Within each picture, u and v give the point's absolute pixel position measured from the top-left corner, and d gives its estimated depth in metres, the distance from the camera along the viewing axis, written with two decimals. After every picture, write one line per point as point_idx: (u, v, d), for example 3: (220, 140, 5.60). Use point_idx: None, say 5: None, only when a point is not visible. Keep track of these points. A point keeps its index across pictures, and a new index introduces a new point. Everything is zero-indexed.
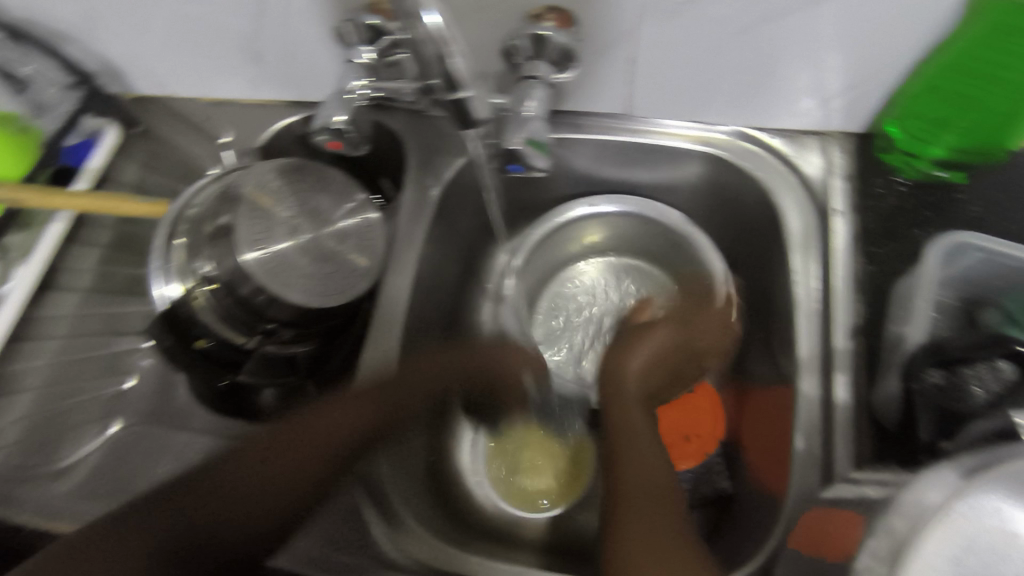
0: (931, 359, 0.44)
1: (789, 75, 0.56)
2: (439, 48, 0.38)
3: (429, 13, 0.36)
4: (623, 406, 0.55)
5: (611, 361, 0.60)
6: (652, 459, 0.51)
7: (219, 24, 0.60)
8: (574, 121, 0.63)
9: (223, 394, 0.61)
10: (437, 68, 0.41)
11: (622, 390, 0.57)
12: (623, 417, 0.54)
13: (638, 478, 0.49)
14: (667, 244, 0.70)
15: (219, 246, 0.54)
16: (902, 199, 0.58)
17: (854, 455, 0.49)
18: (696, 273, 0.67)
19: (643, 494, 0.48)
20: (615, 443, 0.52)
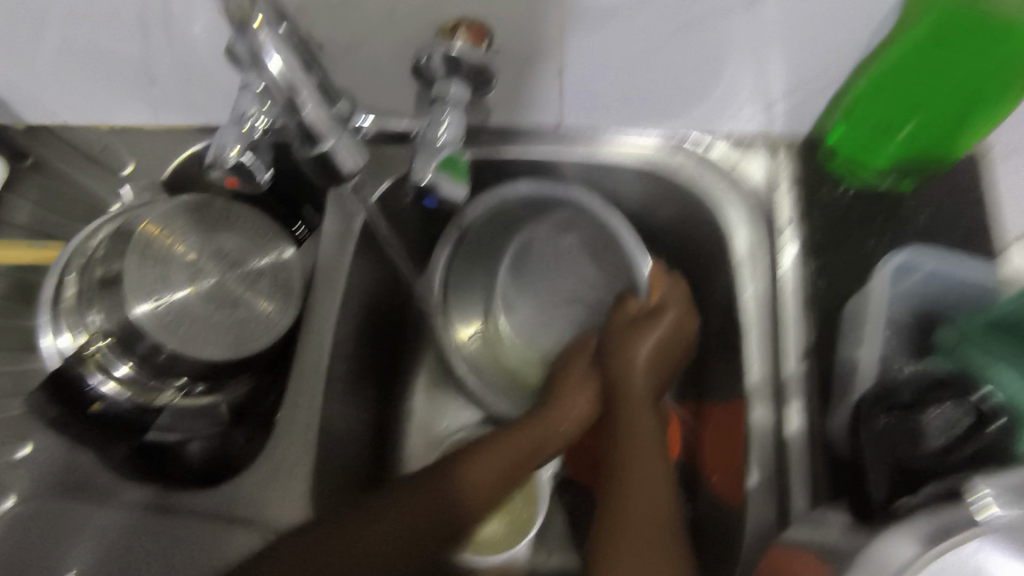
0: (881, 404, 0.42)
1: (732, 77, 0.52)
2: (288, 95, 0.37)
3: (270, 57, 0.35)
4: (636, 411, 0.53)
5: (615, 361, 0.56)
6: (654, 472, 0.50)
7: (103, 44, 0.54)
8: (502, 137, 0.58)
9: (139, 452, 0.55)
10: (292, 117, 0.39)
11: (638, 393, 0.54)
12: (635, 428, 0.53)
13: (642, 496, 0.49)
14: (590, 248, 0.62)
15: (109, 297, 0.49)
16: (848, 211, 0.55)
17: (811, 494, 0.47)
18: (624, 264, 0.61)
19: (640, 518, 0.47)
20: (627, 450, 0.52)
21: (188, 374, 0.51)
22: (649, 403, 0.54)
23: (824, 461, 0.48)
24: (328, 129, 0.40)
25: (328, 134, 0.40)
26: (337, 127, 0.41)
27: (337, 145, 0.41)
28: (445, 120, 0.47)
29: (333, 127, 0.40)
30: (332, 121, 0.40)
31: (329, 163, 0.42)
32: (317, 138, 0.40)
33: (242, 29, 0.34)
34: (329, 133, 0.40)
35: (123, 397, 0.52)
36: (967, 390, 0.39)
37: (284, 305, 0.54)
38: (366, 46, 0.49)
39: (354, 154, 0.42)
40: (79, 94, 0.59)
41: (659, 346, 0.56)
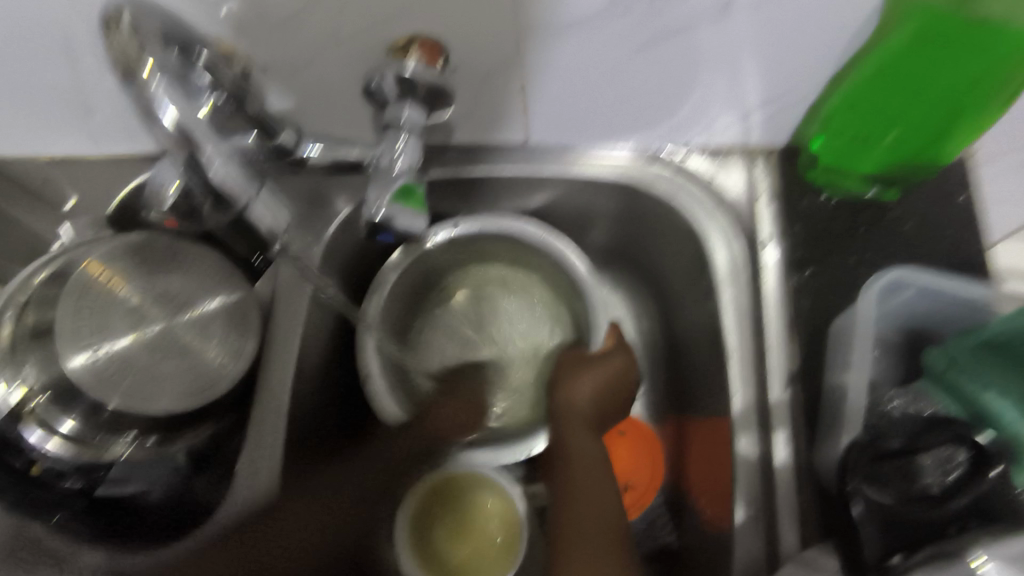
0: (868, 454, 0.41)
1: (704, 89, 0.49)
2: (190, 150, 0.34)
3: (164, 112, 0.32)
4: (583, 439, 0.52)
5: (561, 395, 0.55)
6: (601, 487, 0.49)
7: (26, 77, 0.49)
8: (464, 153, 0.55)
9: (87, 508, 0.51)
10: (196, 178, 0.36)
11: (584, 421, 0.53)
12: (580, 447, 0.52)
13: (593, 513, 0.47)
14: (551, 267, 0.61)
15: (42, 348, 0.45)
16: (830, 223, 0.53)
17: (800, 529, 0.44)
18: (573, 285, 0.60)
19: (596, 530, 0.46)
20: (580, 471, 0.50)
21: (137, 429, 0.47)
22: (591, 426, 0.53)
23: (812, 491, 0.45)
24: (238, 191, 0.38)
25: (240, 198, 0.39)
26: (252, 186, 0.40)
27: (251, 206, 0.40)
28: (399, 149, 0.43)
29: (243, 188, 0.38)
30: (246, 182, 0.39)
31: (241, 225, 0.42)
32: (228, 202, 0.38)
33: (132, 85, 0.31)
34: (240, 196, 0.38)
35: (67, 454, 0.47)
36: (971, 440, 0.41)
37: (236, 354, 0.50)
38: (314, 67, 0.45)
39: (277, 214, 0.44)
40: (11, 125, 0.54)
41: (608, 378, 0.55)
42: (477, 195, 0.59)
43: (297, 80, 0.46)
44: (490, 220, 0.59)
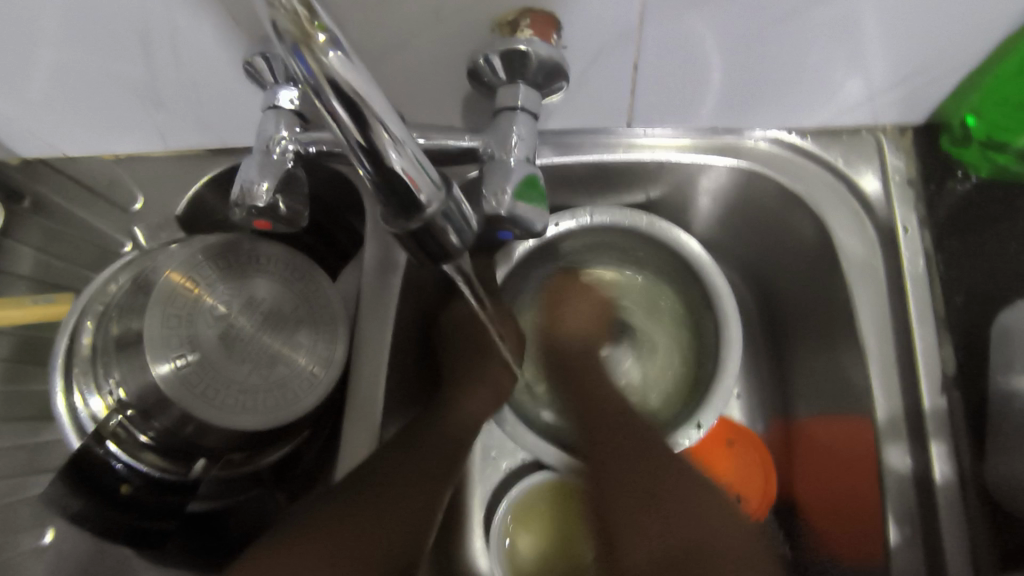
0: None
1: (845, 62, 0.43)
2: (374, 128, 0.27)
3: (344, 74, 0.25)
4: (616, 411, 0.50)
5: (558, 342, 0.52)
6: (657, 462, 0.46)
7: (97, 70, 0.45)
8: (559, 140, 0.51)
9: (184, 526, 0.49)
10: (378, 179, 0.29)
11: (600, 390, 0.51)
12: (631, 451, 0.47)
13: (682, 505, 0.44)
14: (684, 269, 0.56)
15: (128, 362, 0.42)
16: (971, 206, 0.48)
17: (972, 560, 0.41)
18: (699, 295, 0.56)
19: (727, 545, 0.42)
20: (637, 456, 0.47)
21: (220, 446, 0.44)
22: (597, 372, 0.51)
23: (982, 509, 0.42)
24: (424, 185, 0.30)
25: (429, 197, 0.30)
26: (435, 186, 0.31)
27: (445, 209, 0.31)
28: (514, 136, 0.40)
29: (433, 186, 0.30)
30: (428, 175, 0.30)
31: (428, 238, 0.32)
32: (416, 207, 0.30)
33: (298, 53, 0.24)
34: (428, 192, 0.30)
35: (152, 471, 0.45)
36: None
37: (327, 361, 0.46)
38: (409, 48, 0.41)
39: (461, 216, 0.33)
40: (78, 121, 0.51)
41: (598, 305, 0.53)
42: (572, 184, 0.55)
43: (390, 61, 0.42)
44: (613, 208, 0.56)
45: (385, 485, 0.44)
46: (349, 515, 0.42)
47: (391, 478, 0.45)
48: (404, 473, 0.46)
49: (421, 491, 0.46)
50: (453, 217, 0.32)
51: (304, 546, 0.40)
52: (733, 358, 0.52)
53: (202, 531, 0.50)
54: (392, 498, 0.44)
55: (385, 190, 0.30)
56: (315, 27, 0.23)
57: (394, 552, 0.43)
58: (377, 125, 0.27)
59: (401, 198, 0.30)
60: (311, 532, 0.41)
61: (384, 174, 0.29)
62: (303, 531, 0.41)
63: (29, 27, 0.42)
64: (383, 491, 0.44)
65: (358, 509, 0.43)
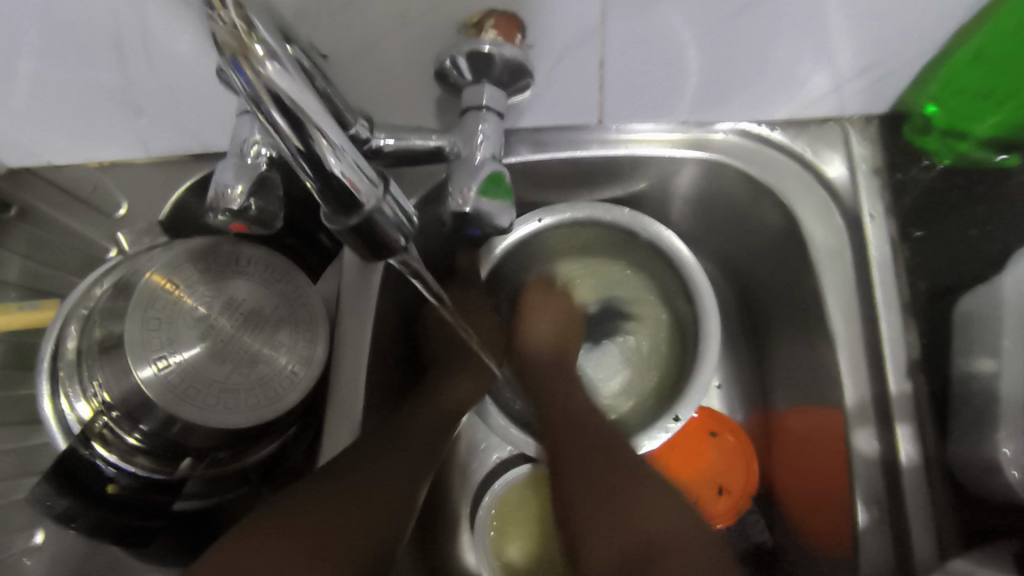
0: None
1: (806, 56, 0.44)
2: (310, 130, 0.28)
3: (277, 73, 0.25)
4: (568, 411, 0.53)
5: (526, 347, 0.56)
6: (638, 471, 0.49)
7: (75, 80, 0.46)
8: (534, 137, 0.51)
9: (174, 523, 0.51)
10: (312, 177, 0.30)
11: (558, 392, 0.54)
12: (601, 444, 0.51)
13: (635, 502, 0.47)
14: (665, 267, 0.57)
15: (111, 365, 0.43)
16: (935, 193, 0.49)
17: (937, 539, 0.42)
18: (678, 288, 0.57)
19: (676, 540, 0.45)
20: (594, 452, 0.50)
21: (204, 445, 0.45)
22: (563, 378, 0.55)
23: (949, 490, 0.43)
24: (364, 187, 0.31)
25: (369, 198, 0.32)
26: (375, 187, 0.32)
27: (382, 208, 0.33)
28: (480, 134, 0.41)
29: (371, 186, 0.32)
30: (366, 178, 0.31)
31: (372, 236, 0.34)
32: (355, 207, 0.32)
33: (236, 63, 0.25)
34: (366, 193, 0.31)
35: (138, 471, 0.46)
36: None
37: (307, 360, 0.47)
38: (378, 49, 0.42)
39: (401, 217, 0.34)
40: (59, 130, 0.51)
41: (567, 315, 0.57)
42: (548, 181, 0.56)
43: (360, 62, 0.42)
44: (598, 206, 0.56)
45: (370, 473, 0.46)
46: (327, 499, 0.44)
47: (379, 469, 0.46)
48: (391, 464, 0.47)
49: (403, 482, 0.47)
50: (393, 218, 0.34)
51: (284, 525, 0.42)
52: (710, 358, 0.52)
53: (191, 528, 0.52)
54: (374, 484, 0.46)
55: (327, 192, 0.31)
56: (253, 41, 0.25)
57: (373, 543, 0.44)
58: (315, 135, 0.28)
59: (340, 198, 0.31)
60: (291, 513, 0.42)
61: (319, 173, 0.30)
62: (283, 512, 0.42)
63: (6, 41, 0.43)
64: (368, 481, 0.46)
65: (347, 496, 0.44)
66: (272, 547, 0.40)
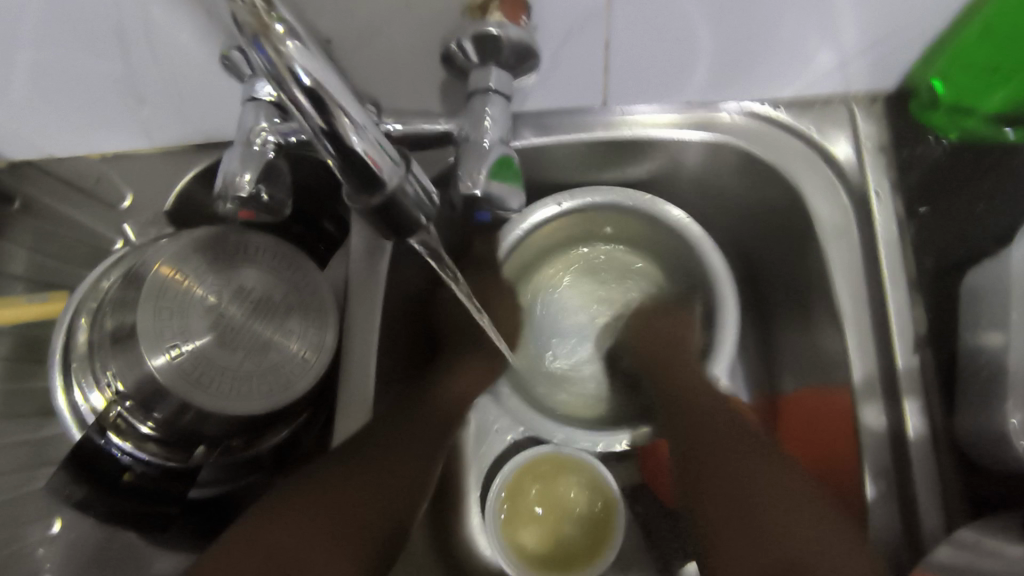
0: None
1: (810, 34, 0.44)
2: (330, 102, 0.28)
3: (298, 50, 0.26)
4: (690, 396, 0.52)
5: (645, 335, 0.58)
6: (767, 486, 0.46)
7: (78, 70, 0.46)
8: (539, 121, 0.51)
9: (188, 510, 0.51)
10: (333, 151, 0.30)
11: (686, 370, 0.54)
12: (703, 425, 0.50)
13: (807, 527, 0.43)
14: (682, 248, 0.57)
15: (123, 355, 0.43)
16: (941, 170, 0.49)
17: (945, 509, 0.43)
18: (693, 266, 0.57)
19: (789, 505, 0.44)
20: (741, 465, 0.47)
21: (219, 433, 0.46)
22: (687, 356, 0.55)
23: (955, 463, 0.43)
24: (384, 163, 0.31)
25: (391, 174, 0.32)
26: (396, 167, 0.32)
27: (404, 185, 0.34)
28: (488, 117, 0.41)
29: (392, 164, 0.32)
30: (389, 157, 0.32)
31: (396, 214, 0.34)
32: (377, 184, 0.32)
33: (258, 43, 0.25)
34: (389, 171, 0.32)
35: (154, 460, 0.47)
36: None
37: (318, 347, 0.47)
38: (384, 34, 0.41)
39: (421, 193, 0.35)
40: (61, 121, 0.51)
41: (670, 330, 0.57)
42: (554, 165, 0.56)
43: (365, 48, 0.42)
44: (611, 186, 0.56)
45: (387, 451, 0.48)
46: (346, 479, 0.46)
47: (385, 451, 0.48)
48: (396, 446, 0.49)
49: (410, 465, 0.49)
50: (415, 196, 0.34)
51: (305, 507, 0.44)
52: (727, 338, 0.52)
53: (206, 514, 0.52)
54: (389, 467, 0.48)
55: (348, 170, 0.31)
56: (271, 19, 0.25)
57: (390, 518, 0.46)
58: (337, 113, 0.28)
59: (362, 176, 0.31)
60: (313, 495, 0.44)
61: (340, 146, 0.30)
62: (304, 494, 0.44)
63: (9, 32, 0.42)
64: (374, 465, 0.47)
65: (355, 485, 0.46)
66: (295, 527, 0.42)
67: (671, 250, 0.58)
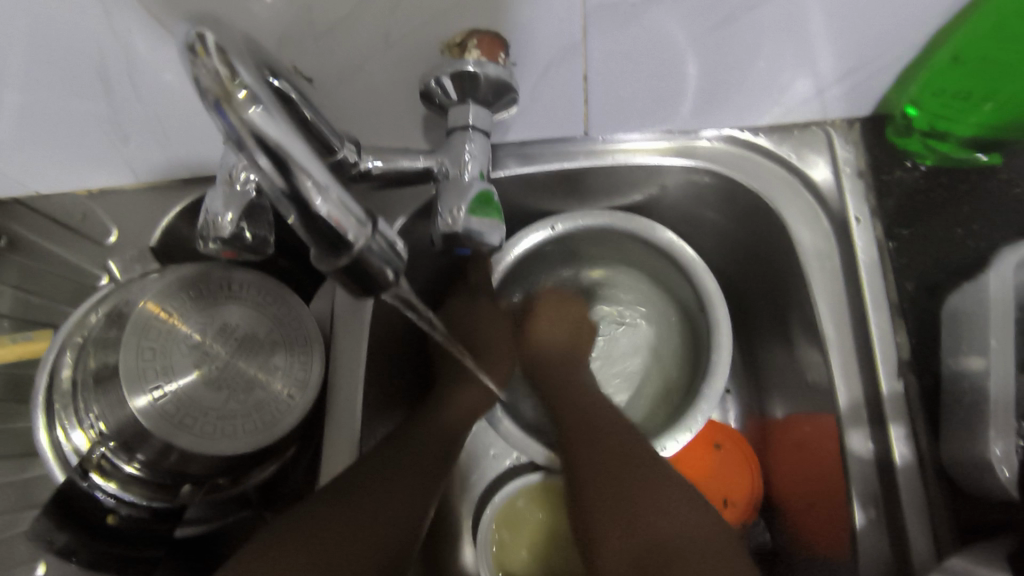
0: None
1: (781, 65, 0.45)
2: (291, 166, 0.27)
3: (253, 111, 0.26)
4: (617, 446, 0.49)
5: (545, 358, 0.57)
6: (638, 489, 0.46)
7: (60, 111, 0.46)
8: (520, 151, 0.52)
9: (174, 551, 0.50)
10: (293, 216, 0.29)
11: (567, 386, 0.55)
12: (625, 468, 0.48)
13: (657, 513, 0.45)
14: (674, 273, 0.57)
15: (106, 396, 0.43)
16: (918, 194, 0.50)
17: (933, 537, 0.42)
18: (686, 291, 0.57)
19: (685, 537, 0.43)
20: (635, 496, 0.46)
21: (203, 472, 0.45)
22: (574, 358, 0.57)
23: (943, 490, 0.43)
24: (350, 225, 0.30)
25: (356, 236, 0.30)
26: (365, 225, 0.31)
27: (373, 245, 0.32)
28: (468, 154, 0.42)
29: (360, 225, 0.30)
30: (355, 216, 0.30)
31: (363, 274, 0.32)
32: (344, 245, 0.31)
33: (220, 108, 0.26)
34: (355, 231, 0.30)
35: (138, 500, 0.46)
36: None
37: (303, 383, 0.47)
38: (363, 72, 0.42)
39: (392, 256, 0.33)
40: (45, 158, 0.51)
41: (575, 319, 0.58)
42: (539, 192, 0.56)
43: (346, 86, 0.43)
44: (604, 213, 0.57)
45: (384, 480, 0.47)
46: (342, 512, 0.44)
47: (382, 485, 0.46)
48: (393, 483, 0.47)
49: (410, 498, 0.48)
50: (384, 254, 0.33)
51: (294, 548, 0.41)
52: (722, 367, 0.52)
53: (194, 553, 0.52)
54: (390, 496, 0.46)
55: (312, 231, 0.30)
56: (234, 85, 0.25)
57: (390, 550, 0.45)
58: (302, 177, 0.28)
59: (327, 238, 0.30)
60: (311, 532, 0.42)
61: (301, 214, 0.29)
62: (302, 528, 0.42)
63: None
64: (371, 498, 0.45)
65: (356, 513, 0.44)
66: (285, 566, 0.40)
67: (660, 275, 0.59)
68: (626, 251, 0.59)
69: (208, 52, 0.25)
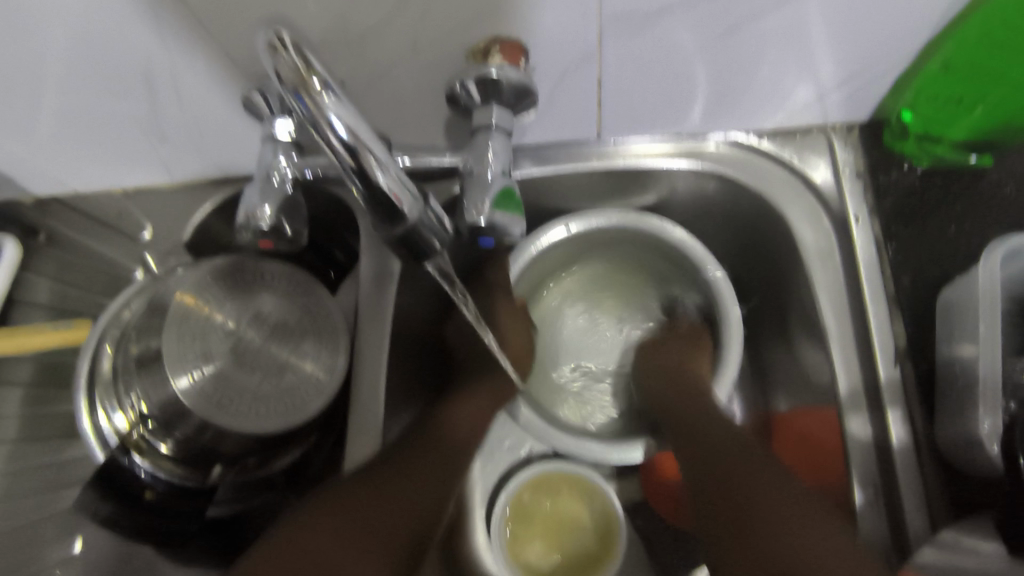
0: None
1: (784, 71, 0.47)
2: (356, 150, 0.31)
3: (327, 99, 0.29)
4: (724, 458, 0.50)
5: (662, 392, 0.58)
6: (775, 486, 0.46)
7: (104, 112, 0.49)
8: (536, 152, 0.54)
9: (204, 530, 0.53)
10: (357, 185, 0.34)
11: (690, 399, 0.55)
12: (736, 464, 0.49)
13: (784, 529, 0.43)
14: (685, 271, 0.60)
15: (147, 378, 0.46)
16: (914, 194, 0.53)
17: (928, 515, 0.45)
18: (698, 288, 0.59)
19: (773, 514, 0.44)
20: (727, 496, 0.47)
21: (235, 451, 0.48)
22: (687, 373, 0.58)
23: (938, 472, 0.46)
24: (405, 198, 0.35)
25: (411, 208, 0.36)
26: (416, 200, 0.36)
27: (422, 217, 0.38)
28: (490, 151, 0.44)
29: (413, 200, 0.36)
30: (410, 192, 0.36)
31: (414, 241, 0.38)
32: (400, 216, 0.36)
33: (298, 95, 0.29)
34: (410, 204, 0.36)
35: (173, 478, 0.49)
36: None
37: (330, 369, 0.50)
38: (391, 76, 0.45)
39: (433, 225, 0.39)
40: (87, 157, 0.54)
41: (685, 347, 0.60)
42: (552, 192, 0.59)
43: (375, 89, 0.46)
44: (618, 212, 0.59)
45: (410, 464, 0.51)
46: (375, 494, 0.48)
47: (408, 468, 0.50)
48: (421, 462, 0.51)
49: (431, 482, 0.51)
50: (430, 224, 0.39)
51: (330, 518, 0.46)
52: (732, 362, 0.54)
53: (224, 533, 0.54)
54: (414, 479, 0.50)
55: (372, 201, 0.35)
56: (310, 75, 0.28)
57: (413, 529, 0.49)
58: (366, 155, 0.32)
59: (386, 208, 0.35)
60: (346, 510, 0.47)
61: (366, 185, 0.33)
62: (337, 505, 0.47)
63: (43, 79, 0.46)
64: (399, 479, 0.49)
65: (386, 496, 0.49)
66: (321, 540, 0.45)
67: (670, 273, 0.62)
68: (637, 250, 0.61)
69: (286, 48, 0.28)
